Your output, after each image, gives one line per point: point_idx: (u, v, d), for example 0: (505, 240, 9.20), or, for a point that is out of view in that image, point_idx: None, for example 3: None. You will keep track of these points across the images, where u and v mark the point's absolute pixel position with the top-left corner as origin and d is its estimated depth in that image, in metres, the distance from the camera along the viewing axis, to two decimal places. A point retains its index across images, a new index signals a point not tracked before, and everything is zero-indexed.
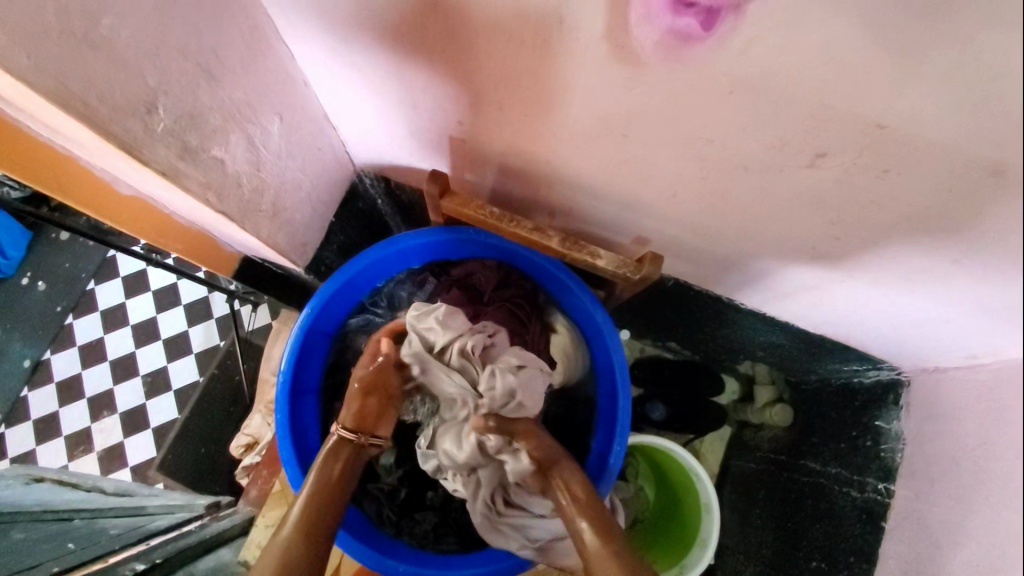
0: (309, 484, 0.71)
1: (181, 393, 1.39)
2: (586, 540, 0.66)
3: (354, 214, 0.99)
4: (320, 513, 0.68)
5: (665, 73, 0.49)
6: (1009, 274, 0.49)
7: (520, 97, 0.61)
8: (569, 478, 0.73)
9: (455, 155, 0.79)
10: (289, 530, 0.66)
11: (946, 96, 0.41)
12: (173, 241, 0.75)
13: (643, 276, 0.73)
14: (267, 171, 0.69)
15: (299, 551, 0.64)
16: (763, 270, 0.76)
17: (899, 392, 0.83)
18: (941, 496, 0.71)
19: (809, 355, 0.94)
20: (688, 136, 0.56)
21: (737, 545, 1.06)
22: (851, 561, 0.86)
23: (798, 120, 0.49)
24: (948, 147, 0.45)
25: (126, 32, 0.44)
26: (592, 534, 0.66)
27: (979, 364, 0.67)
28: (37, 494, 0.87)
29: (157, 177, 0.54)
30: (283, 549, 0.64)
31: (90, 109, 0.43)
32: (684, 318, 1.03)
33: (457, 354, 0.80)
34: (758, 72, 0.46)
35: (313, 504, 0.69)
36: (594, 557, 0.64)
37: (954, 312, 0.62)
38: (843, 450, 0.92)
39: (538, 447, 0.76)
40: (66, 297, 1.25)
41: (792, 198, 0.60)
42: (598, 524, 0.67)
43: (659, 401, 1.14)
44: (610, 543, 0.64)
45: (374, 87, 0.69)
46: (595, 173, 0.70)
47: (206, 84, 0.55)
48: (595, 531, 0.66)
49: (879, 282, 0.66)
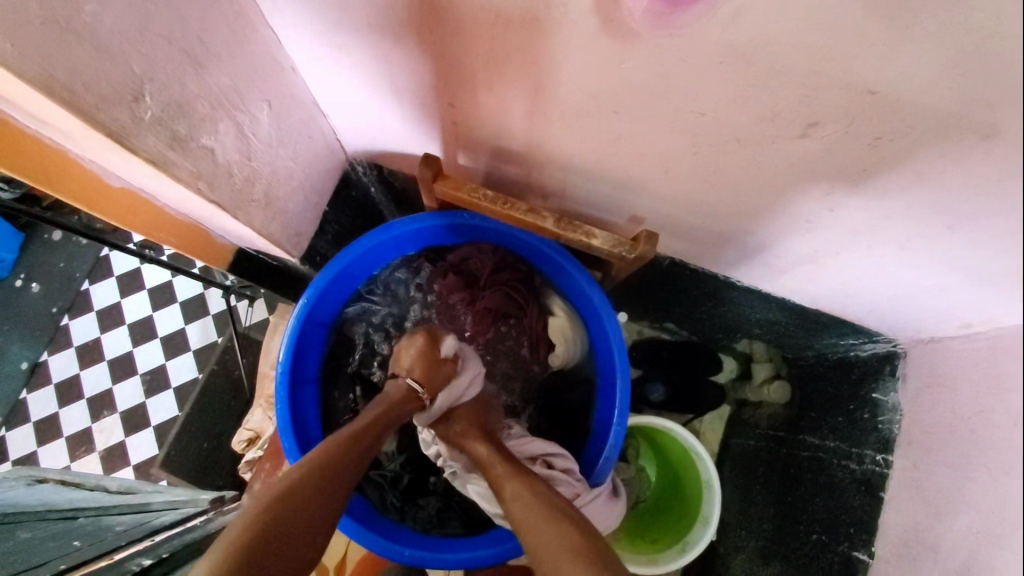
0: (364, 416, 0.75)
1: (180, 391, 1.36)
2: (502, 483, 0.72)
3: (347, 203, 0.98)
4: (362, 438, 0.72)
5: (656, 45, 0.49)
6: (1005, 232, 0.49)
7: (510, 78, 0.61)
8: (478, 436, 0.81)
9: (446, 139, 0.78)
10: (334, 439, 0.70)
11: (941, 59, 0.41)
12: (167, 234, 0.75)
13: (639, 255, 0.73)
14: (259, 160, 0.69)
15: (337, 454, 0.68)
16: (760, 246, 0.76)
17: (895, 364, 0.83)
18: (940, 464, 0.71)
19: (806, 330, 0.94)
20: (681, 111, 0.56)
21: (740, 522, 1.08)
22: (851, 532, 0.86)
23: (792, 89, 0.49)
24: (938, 111, 0.45)
25: (108, 17, 0.44)
26: (503, 472, 0.73)
27: (975, 332, 0.67)
28: (41, 495, 0.81)
29: (148, 167, 0.54)
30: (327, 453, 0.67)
31: (76, 98, 0.43)
32: (680, 297, 1.04)
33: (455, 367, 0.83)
34: (748, 42, 0.46)
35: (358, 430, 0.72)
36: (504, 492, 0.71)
37: (949, 280, 0.63)
38: (840, 424, 0.93)
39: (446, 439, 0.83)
40: (61, 297, 1.28)
41: (784, 169, 0.60)
42: (516, 472, 0.73)
43: (659, 382, 1.15)
44: (519, 477, 0.72)
45: (363, 72, 0.69)
46: (588, 152, 0.70)
47: (193, 72, 0.54)
48: (507, 469, 0.73)
49: (873, 253, 0.66)
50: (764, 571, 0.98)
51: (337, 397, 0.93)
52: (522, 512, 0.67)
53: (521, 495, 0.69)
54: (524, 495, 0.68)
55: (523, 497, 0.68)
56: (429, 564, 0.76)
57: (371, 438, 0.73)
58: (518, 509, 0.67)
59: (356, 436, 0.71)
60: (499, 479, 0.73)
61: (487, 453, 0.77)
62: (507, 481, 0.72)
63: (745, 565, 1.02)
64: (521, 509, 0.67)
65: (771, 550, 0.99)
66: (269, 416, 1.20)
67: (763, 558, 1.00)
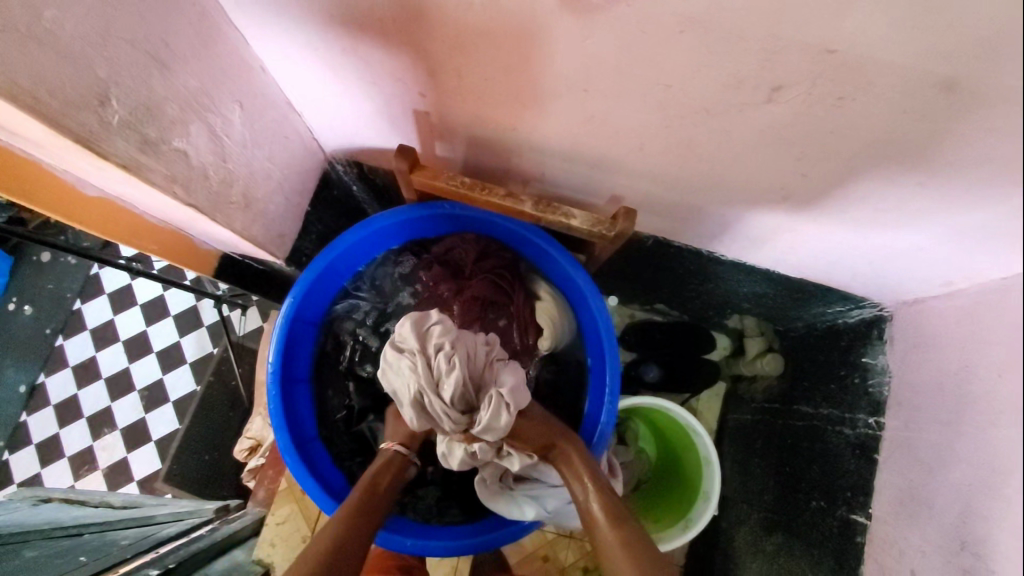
0: (363, 480, 0.78)
1: (179, 404, 1.35)
2: (597, 516, 0.71)
3: (330, 202, 0.99)
4: (362, 506, 0.73)
5: (618, 17, 0.49)
6: (996, 180, 0.48)
7: (477, 62, 0.61)
8: (573, 453, 0.78)
9: (422, 130, 0.78)
10: (338, 515, 0.71)
11: (892, 12, 0.42)
12: (149, 241, 0.75)
13: (618, 233, 0.73)
14: (234, 162, 0.69)
15: (346, 532, 0.69)
16: (738, 217, 0.77)
17: (882, 327, 0.83)
18: (929, 422, 0.71)
19: (794, 302, 0.95)
20: (647, 85, 0.57)
21: (739, 495, 1.09)
22: (849, 496, 0.85)
23: (753, 55, 0.50)
24: (896, 67, 0.46)
25: (68, 23, 0.44)
26: (600, 506, 0.72)
27: (957, 289, 0.68)
28: (46, 514, 0.87)
29: (120, 172, 0.54)
30: (332, 529, 0.69)
31: (40, 102, 0.43)
32: (666, 276, 1.04)
33: (450, 374, 0.76)
34: (706, 9, 0.46)
35: (357, 499, 0.74)
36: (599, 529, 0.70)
37: (927, 238, 0.63)
38: (831, 391, 0.93)
39: (528, 442, 0.80)
40: (55, 317, 1.36)
41: (753, 138, 0.60)
42: (608, 508, 0.71)
43: (653, 363, 1.16)
44: (616, 515, 0.70)
45: (334, 68, 0.69)
46: (562, 135, 0.70)
47: (158, 74, 0.55)
48: (604, 502, 0.72)
49: (850, 214, 0.66)
50: (766, 541, 0.98)
51: (331, 394, 0.94)
52: (616, 555, 0.66)
53: (619, 533, 0.68)
54: (623, 540, 0.67)
55: (622, 541, 0.67)
56: (426, 552, 0.77)
57: (372, 508, 0.74)
58: (615, 549, 0.66)
59: (353, 513, 0.72)
60: (595, 513, 0.72)
61: (580, 476, 0.76)
62: (603, 517, 0.71)
63: (747, 537, 1.03)
64: (618, 550, 0.66)
65: (772, 519, 0.99)
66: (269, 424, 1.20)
67: (765, 529, 1.00)
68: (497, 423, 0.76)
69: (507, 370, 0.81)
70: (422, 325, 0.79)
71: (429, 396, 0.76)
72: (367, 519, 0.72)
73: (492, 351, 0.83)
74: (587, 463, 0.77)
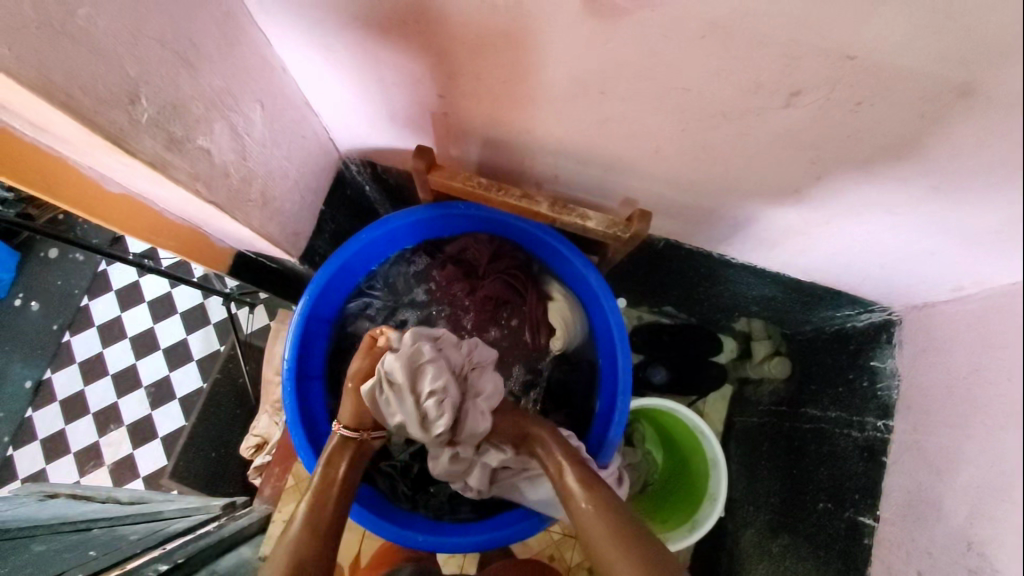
0: (316, 481, 0.74)
1: (183, 400, 1.35)
2: (572, 491, 0.71)
3: (343, 201, 0.99)
4: (322, 516, 0.69)
5: (641, 22, 0.50)
6: (996, 184, 0.49)
7: (495, 64, 0.61)
8: (547, 438, 0.79)
9: (437, 131, 0.79)
10: (298, 533, 0.67)
11: (914, 19, 0.43)
12: (168, 239, 0.76)
13: (634, 235, 0.74)
14: (254, 160, 0.70)
15: (309, 550, 0.65)
16: (751, 220, 0.77)
17: (891, 331, 0.84)
18: (937, 425, 0.72)
19: (802, 305, 0.96)
20: (667, 90, 0.58)
21: (745, 497, 1.10)
22: (856, 498, 0.85)
23: (774, 59, 0.50)
24: (913, 73, 0.47)
25: (102, 21, 0.45)
26: (574, 480, 0.72)
27: (966, 294, 0.68)
28: (54, 509, 0.87)
29: (147, 170, 0.55)
30: (292, 551, 0.64)
31: (73, 100, 0.44)
32: (677, 279, 1.05)
33: (439, 417, 0.77)
34: (728, 15, 0.47)
35: (315, 507, 0.70)
36: (573, 503, 0.69)
37: (940, 244, 0.64)
38: (840, 394, 0.93)
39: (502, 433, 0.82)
40: (61, 314, 1.37)
41: (770, 142, 0.61)
42: (584, 482, 0.71)
43: (661, 365, 1.16)
44: (592, 487, 0.70)
45: (351, 69, 0.70)
46: (578, 137, 0.71)
47: (185, 73, 0.55)
48: (578, 477, 0.72)
49: (863, 218, 0.67)
50: (773, 543, 0.99)
51: None
52: (591, 526, 0.65)
53: (595, 502, 0.68)
54: (600, 509, 0.66)
55: (600, 510, 0.66)
56: (440, 549, 0.78)
57: (330, 514, 0.70)
58: (591, 519, 0.66)
59: (312, 527, 0.67)
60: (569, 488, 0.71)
61: (555, 455, 0.76)
62: (578, 489, 0.70)
63: (753, 539, 1.04)
64: (594, 519, 0.66)
65: (778, 521, 1.00)
66: (276, 421, 1.21)
67: (771, 531, 1.00)
68: (474, 431, 0.80)
69: (483, 373, 0.84)
70: (412, 359, 0.78)
71: (414, 430, 0.78)
72: (327, 528, 0.68)
73: (472, 357, 0.85)
74: (567, 449, 0.77)
